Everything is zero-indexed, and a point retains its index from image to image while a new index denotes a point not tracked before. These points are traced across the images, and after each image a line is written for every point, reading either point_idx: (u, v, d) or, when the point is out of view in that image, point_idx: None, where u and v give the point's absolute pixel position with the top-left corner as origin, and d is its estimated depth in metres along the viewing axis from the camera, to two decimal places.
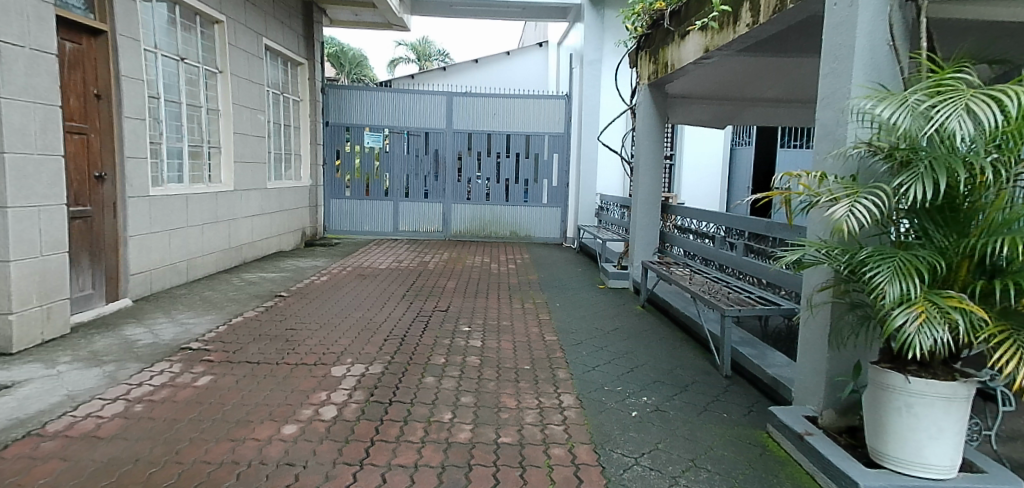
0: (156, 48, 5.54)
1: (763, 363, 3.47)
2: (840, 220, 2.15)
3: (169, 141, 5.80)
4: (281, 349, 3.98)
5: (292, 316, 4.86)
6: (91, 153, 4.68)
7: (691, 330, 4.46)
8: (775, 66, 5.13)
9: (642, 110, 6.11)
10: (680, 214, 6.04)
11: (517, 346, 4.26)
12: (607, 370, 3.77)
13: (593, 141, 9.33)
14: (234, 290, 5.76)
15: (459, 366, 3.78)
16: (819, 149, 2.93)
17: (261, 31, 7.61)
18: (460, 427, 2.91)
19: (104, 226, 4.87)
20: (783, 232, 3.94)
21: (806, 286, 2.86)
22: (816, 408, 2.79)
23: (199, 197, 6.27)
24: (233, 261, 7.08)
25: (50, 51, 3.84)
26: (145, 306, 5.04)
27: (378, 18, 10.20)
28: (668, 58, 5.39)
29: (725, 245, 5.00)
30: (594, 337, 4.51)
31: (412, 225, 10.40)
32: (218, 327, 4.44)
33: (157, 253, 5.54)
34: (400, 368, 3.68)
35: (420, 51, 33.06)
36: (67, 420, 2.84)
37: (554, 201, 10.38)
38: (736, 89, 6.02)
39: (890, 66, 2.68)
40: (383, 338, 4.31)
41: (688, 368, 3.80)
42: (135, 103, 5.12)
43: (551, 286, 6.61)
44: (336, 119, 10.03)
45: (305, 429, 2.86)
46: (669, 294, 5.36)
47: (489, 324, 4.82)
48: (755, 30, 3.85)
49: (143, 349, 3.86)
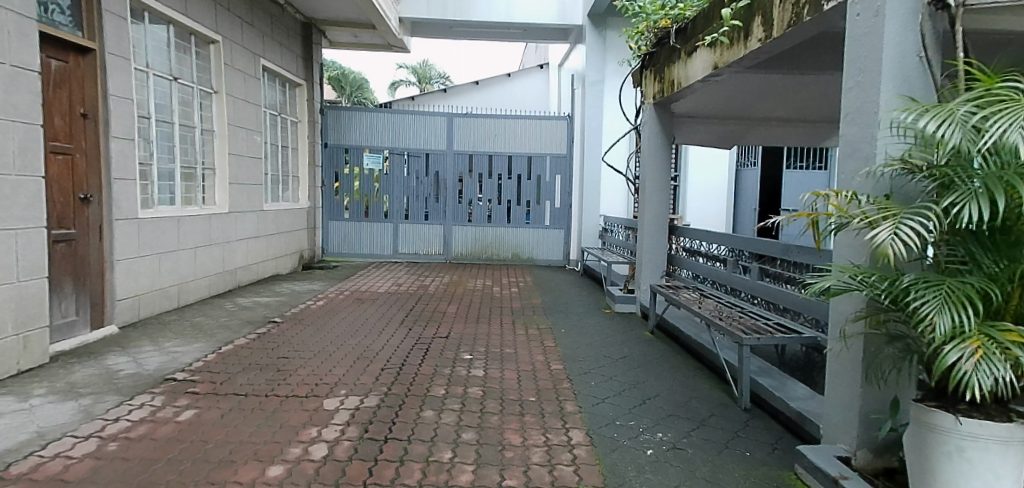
0: (148, 67, 5.42)
1: (785, 395, 3.24)
2: (884, 246, 1.95)
3: (160, 162, 5.65)
4: (272, 380, 3.75)
5: (285, 344, 4.63)
6: (76, 174, 4.53)
7: (705, 358, 4.23)
8: (784, 83, 4.99)
9: (648, 130, 5.97)
10: (688, 236, 5.85)
11: (522, 375, 4.03)
12: (617, 403, 3.54)
13: (596, 161, 9.19)
14: (226, 316, 5.54)
15: (460, 397, 3.56)
16: (845, 167, 2.76)
17: (259, 52, 7.51)
18: (461, 468, 2.68)
19: (90, 250, 4.68)
20: (803, 256, 3.75)
21: (835, 315, 2.66)
22: (849, 447, 2.56)
23: (192, 220, 6.09)
24: (227, 285, 6.87)
25: (32, 68, 3.70)
26: (132, 334, 4.81)
27: (377, 40, 10.16)
28: (675, 76, 5.24)
29: (738, 268, 4.80)
30: (603, 366, 4.28)
31: (412, 248, 10.20)
32: (206, 355, 4.21)
33: (146, 278, 5.34)
34: (397, 401, 3.45)
35: (420, 74, 33.34)
36: (33, 461, 2.60)
37: (556, 222, 10.19)
38: (743, 108, 5.87)
39: (921, 79, 2.52)
40: (380, 367, 4.08)
41: (704, 401, 3.57)
42: (125, 122, 4.98)
43: (556, 310, 6.39)
44: (335, 141, 9.92)
45: (292, 470, 2.62)
46: (680, 320, 5.14)
47: (492, 352, 4.59)
48: (767, 45, 3.70)
49: (124, 380, 3.63)
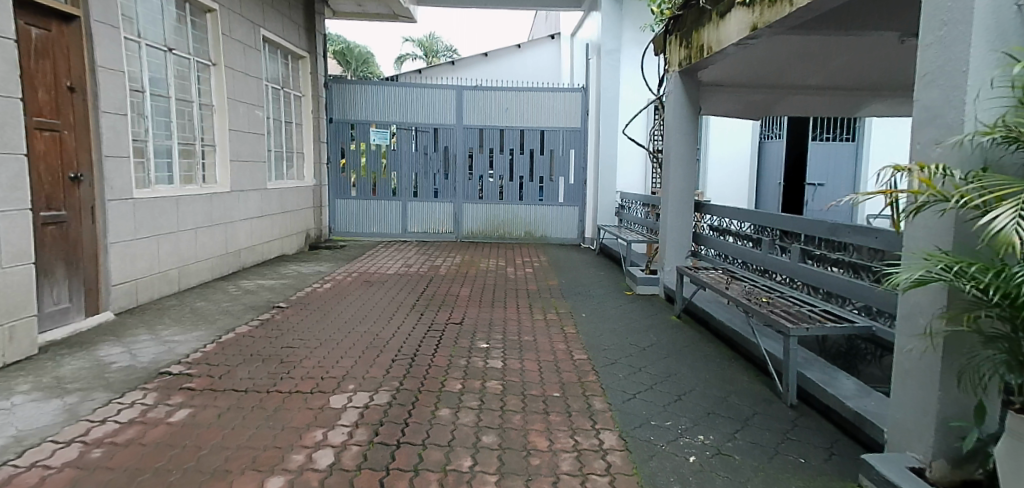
0: (139, 36, 5.06)
1: (839, 393, 2.92)
2: (1005, 233, 1.59)
3: (156, 139, 5.33)
4: (274, 374, 3.47)
5: (290, 332, 4.35)
6: (64, 152, 4.23)
7: (741, 347, 3.90)
8: (826, 46, 4.54)
9: (672, 101, 5.56)
10: (715, 214, 5.49)
11: (543, 367, 3.72)
12: (650, 399, 3.23)
13: (613, 135, 8.79)
14: (229, 301, 5.27)
15: (478, 394, 3.26)
16: (921, 135, 2.30)
17: (259, 22, 7.13)
18: (483, 480, 2.39)
19: (82, 233, 4.41)
20: (857, 237, 3.41)
21: (907, 309, 2.32)
22: (923, 456, 2.24)
23: (192, 199, 5.80)
24: (231, 267, 6.60)
25: (7, 35, 3.38)
26: (129, 321, 4.56)
27: (382, 9, 9.70)
28: (705, 40, 4.79)
29: (774, 249, 4.44)
30: (630, 355, 3.98)
31: (422, 226, 9.89)
32: (206, 345, 3.94)
33: (144, 261, 5.07)
34: (409, 398, 3.16)
35: (427, 47, 32.71)
36: (6, 473, 2.34)
37: (570, 199, 9.83)
38: (776, 75, 5.43)
39: (1019, 29, 2.06)
40: (391, 359, 3.79)
41: (745, 396, 3.26)
42: (115, 96, 4.67)
43: (574, 292, 6.08)
44: (340, 116, 9.56)
45: (294, 483, 2.34)
46: (709, 303, 4.81)
47: (510, 340, 4.29)
48: (818, 1, 3.28)
49: (115, 374, 3.36)
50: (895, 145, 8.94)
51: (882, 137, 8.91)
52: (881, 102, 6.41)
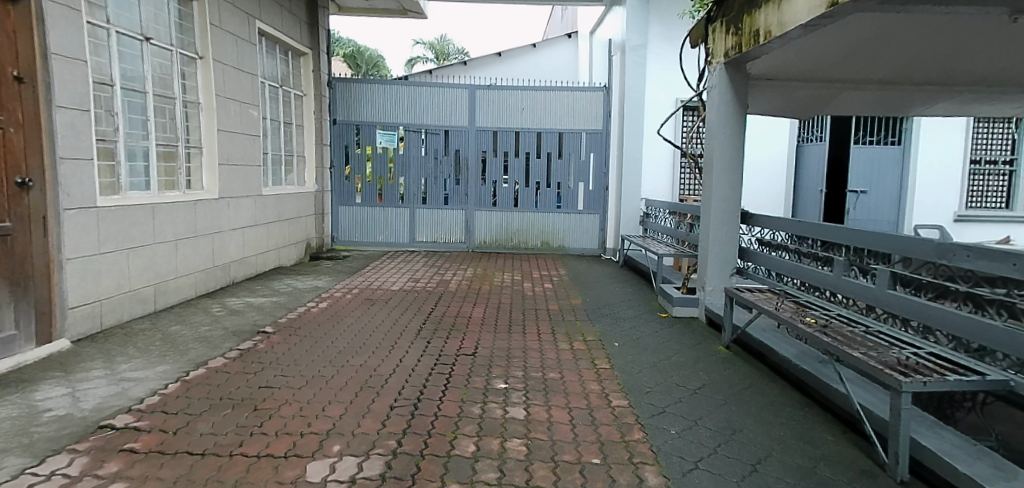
0: (109, 22, 4.42)
1: (980, 475, 2.20)
2: None
3: (129, 139, 4.68)
4: (243, 427, 2.79)
5: (271, 367, 3.67)
6: (9, 153, 3.59)
7: (820, 396, 3.16)
8: (908, 30, 3.82)
9: (716, 96, 4.85)
10: (767, 226, 4.75)
11: (575, 418, 3.02)
12: (717, 471, 2.52)
13: (638, 137, 8.09)
14: (209, 324, 4.60)
15: (495, 459, 2.56)
16: None
17: (255, 13, 6.51)
18: None
19: (33, 249, 3.75)
20: (984, 263, 2.68)
21: None
22: None
23: (171, 207, 5.15)
24: (219, 282, 5.97)
25: None
26: (87, 350, 3.90)
27: (391, 4, 9.08)
28: (761, 24, 4.07)
29: (851, 271, 3.70)
30: (681, 401, 3.26)
31: (431, 235, 9.20)
32: (168, 386, 3.27)
33: (109, 278, 4.42)
34: (408, 468, 2.46)
35: (439, 50, 32.24)
36: None
37: (591, 206, 9.11)
38: (840, 66, 4.70)
39: None
40: (388, 405, 3.10)
41: (839, 470, 2.54)
42: (73, 88, 4.00)
43: (602, 314, 5.36)
44: (343, 117, 8.92)
45: None
46: (766, 333, 4.07)
47: (532, 378, 3.58)
48: None
49: (43, 429, 2.69)
50: (945, 148, 8.15)
51: (932, 141, 8.13)
52: (951, 100, 5.64)
